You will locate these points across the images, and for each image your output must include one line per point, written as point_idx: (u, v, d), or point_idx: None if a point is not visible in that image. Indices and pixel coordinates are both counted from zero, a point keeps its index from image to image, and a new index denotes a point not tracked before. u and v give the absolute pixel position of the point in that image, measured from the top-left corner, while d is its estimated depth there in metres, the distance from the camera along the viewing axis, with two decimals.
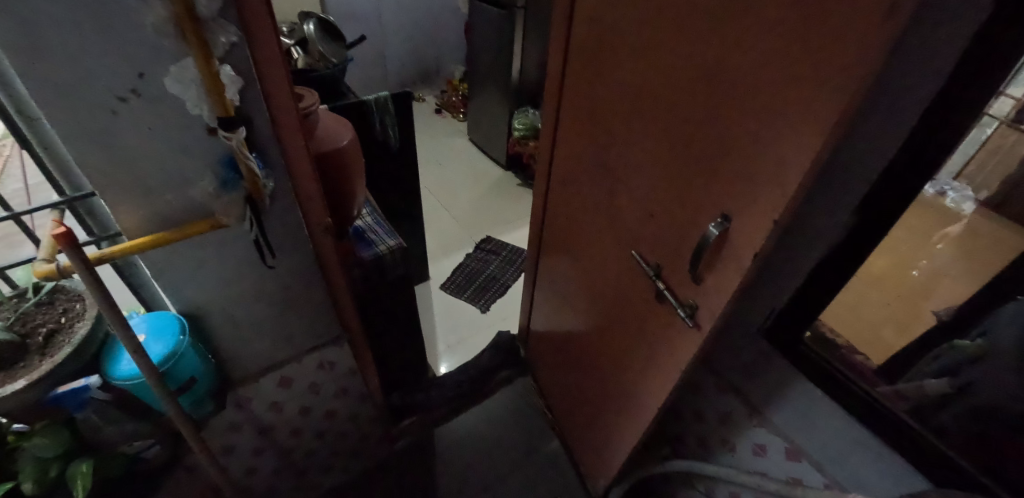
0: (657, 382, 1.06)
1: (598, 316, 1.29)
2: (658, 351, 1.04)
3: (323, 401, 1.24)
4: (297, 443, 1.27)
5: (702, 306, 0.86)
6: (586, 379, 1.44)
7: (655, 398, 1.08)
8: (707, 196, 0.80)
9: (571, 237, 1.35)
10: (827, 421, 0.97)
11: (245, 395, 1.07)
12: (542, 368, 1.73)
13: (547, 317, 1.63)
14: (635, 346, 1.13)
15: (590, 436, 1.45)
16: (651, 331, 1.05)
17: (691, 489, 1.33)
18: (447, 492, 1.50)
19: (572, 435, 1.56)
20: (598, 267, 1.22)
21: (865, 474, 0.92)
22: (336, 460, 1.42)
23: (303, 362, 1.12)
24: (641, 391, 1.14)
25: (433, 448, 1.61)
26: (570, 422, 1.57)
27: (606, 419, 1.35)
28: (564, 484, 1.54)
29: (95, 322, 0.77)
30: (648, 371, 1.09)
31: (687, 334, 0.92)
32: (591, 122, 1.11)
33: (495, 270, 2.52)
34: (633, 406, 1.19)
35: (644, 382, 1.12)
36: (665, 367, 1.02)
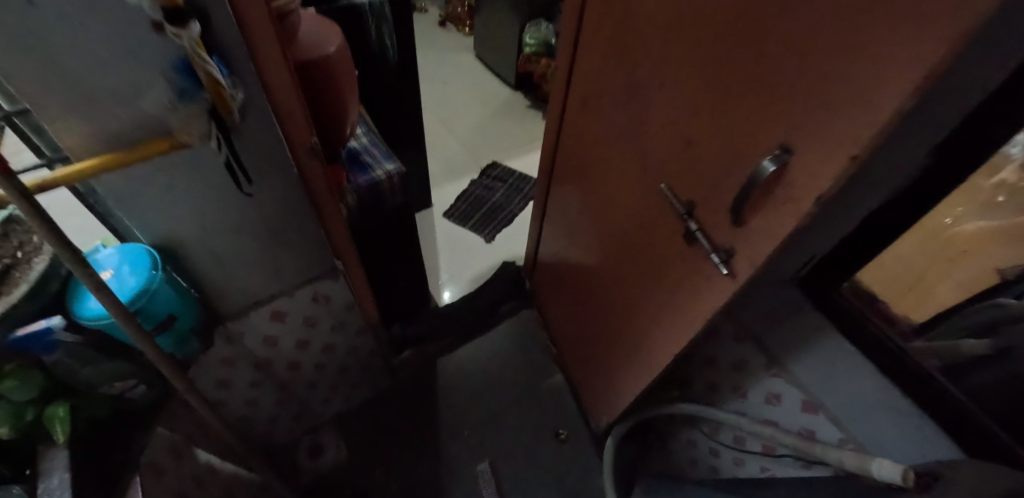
0: (674, 329, 0.98)
1: (614, 255, 1.19)
2: (678, 296, 0.95)
3: (319, 334, 1.19)
4: (298, 374, 1.25)
5: (738, 253, 0.75)
6: (594, 316, 1.38)
7: (670, 345, 1.01)
8: (760, 122, 0.65)
9: (588, 167, 1.21)
10: (854, 379, 0.91)
11: (235, 330, 1.01)
12: (547, 301, 1.68)
13: (557, 251, 1.54)
14: (654, 290, 1.04)
15: (597, 372, 1.42)
16: (673, 275, 0.95)
17: (693, 428, 1.35)
18: (449, 420, 1.52)
19: (577, 371, 1.54)
20: (618, 200, 1.10)
21: (882, 435, 0.88)
22: (338, 390, 1.41)
23: (295, 295, 1.05)
24: (655, 336, 1.07)
25: (434, 379, 1.61)
26: (576, 358, 1.54)
27: (614, 358, 1.30)
28: (567, 416, 1.55)
29: (52, 260, 0.69)
30: (665, 315, 1.02)
31: (716, 281, 0.82)
32: (620, 30, 0.92)
33: (500, 198, 2.39)
34: (644, 350, 1.13)
35: (659, 327, 1.05)
36: (684, 313, 0.94)
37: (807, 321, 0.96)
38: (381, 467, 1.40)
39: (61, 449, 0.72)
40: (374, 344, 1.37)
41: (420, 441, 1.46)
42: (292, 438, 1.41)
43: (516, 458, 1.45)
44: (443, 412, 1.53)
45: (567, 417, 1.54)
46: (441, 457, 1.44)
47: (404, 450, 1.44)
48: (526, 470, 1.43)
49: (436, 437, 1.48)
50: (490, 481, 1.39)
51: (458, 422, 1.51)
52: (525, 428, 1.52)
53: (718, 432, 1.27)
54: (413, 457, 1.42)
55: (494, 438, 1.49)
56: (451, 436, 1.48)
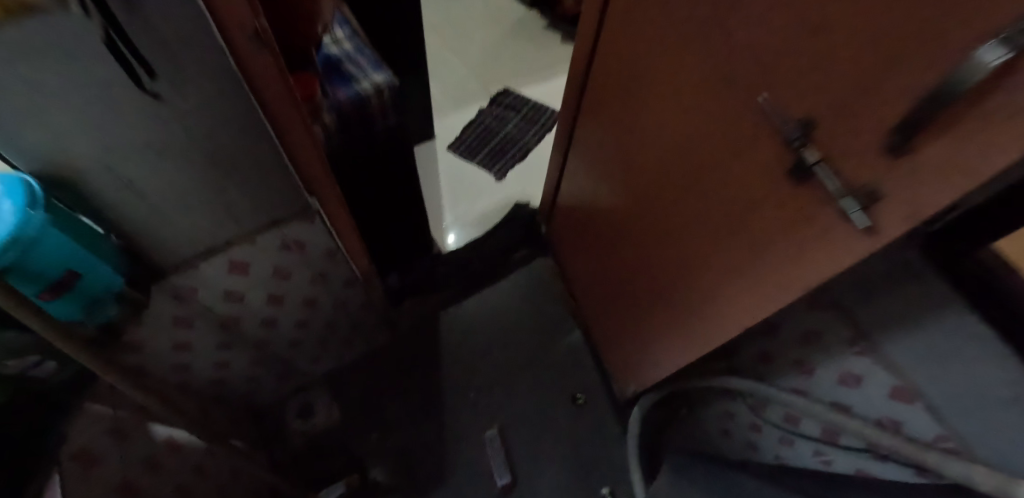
0: (747, 299, 0.75)
1: (660, 202, 0.92)
2: (759, 259, 0.70)
3: (296, 287, 0.98)
4: (276, 331, 1.05)
5: (888, 197, 0.49)
6: (625, 275, 1.15)
7: (738, 318, 0.78)
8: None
9: (633, 78, 0.90)
10: (970, 365, 0.69)
11: (183, 285, 0.79)
12: (567, 249, 1.45)
13: (583, 195, 1.27)
14: (719, 248, 0.79)
15: (623, 338, 1.21)
16: (756, 231, 0.69)
17: (733, 400, 1.18)
18: (453, 380, 1.34)
19: (599, 332, 1.33)
20: (678, 122, 0.80)
21: (994, 438, 0.68)
22: (327, 348, 1.23)
23: (258, 242, 0.82)
24: (715, 305, 0.84)
25: (437, 334, 1.41)
26: (597, 319, 1.33)
27: (649, 326, 1.09)
28: (586, 379, 1.36)
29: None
30: (733, 281, 0.78)
31: (835, 240, 0.56)
32: None
33: (513, 130, 2.08)
34: (694, 320, 0.91)
35: (723, 295, 0.81)
36: (767, 280, 0.69)
37: (931, 295, 0.71)
38: (377, 431, 1.24)
39: None
40: (365, 296, 1.16)
41: (420, 403, 1.29)
42: (278, 398, 1.26)
43: (527, 423, 1.29)
44: (447, 371, 1.35)
45: (586, 379, 1.35)
46: (443, 421, 1.27)
47: (402, 413, 1.28)
48: (539, 437, 1.27)
49: (438, 398, 1.31)
50: (499, 448, 1.23)
51: (463, 382, 1.34)
52: (540, 391, 1.34)
53: (766, 408, 1.09)
54: (412, 421, 1.26)
55: (503, 401, 1.31)
56: (455, 397, 1.31)
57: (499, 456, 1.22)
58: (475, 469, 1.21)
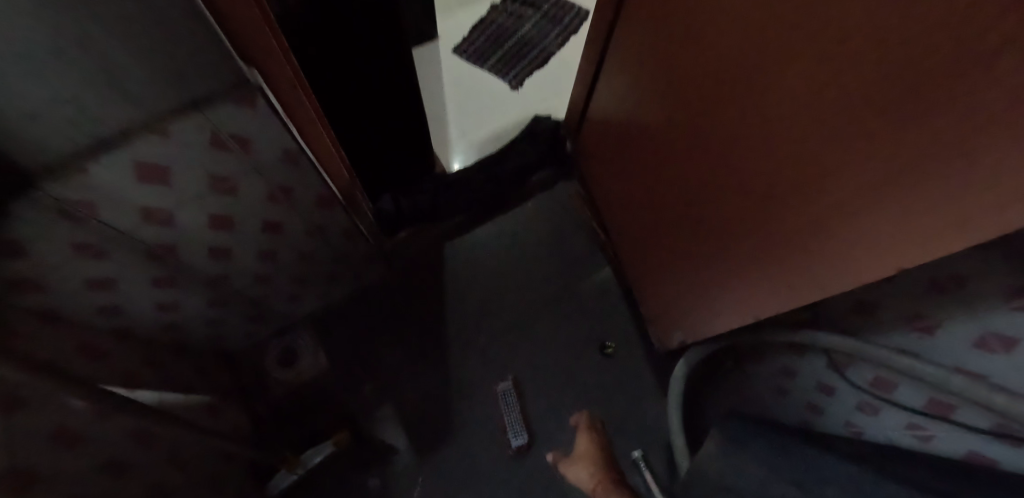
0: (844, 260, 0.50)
1: (717, 114, 0.63)
2: (867, 203, 0.43)
3: (250, 207, 0.73)
4: (235, 264, 0.82)
5: None
6: (673, 209, 0.89)
7: (825, 282, 0.54)
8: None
9: None
10: None
11: (71, 199, 0.54)
12: (599, 171, 1.17)
13: (622, 102, 0.96)
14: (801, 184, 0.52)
15: (669, 284, 0.98)
16: (863, 161, 0.41)
17: (803, 356, 0.95)
18: (459, 325, 1.13)
19: (638, 271, 1.09)
20: None
21: None
22: (306, 286, 1.01)
23: (171, 136, 0.55)
24: (792, 263, 0.59)
25: (440, 270, 1.19)
26: (637, 256, 1.08)
27: (704, 274, 0.85)
28: (617, 325, 1.14)
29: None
30: (821, 230, 0.51)
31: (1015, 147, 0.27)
32: None
33: (529, 29, 1.71)
34: (763, 276, 0.67)
35: (804, 248, 0.56)
36: (877, 238, 0.43)
37: None
38: (371, 381, 1.06)
39: None
40: (347, 221, 0.92)
41: (421, 350, 1.10)
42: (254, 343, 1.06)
43: (548, 376, 1.09)
44: (452, 314, 1.14)
45: (619, 327, 1.13)
46: (449, 370, 1.08)
47: (401, 360, 1.08)
48: (562, 392, 1.07)
49: (443, 344, 1.10)
50: (513, 404, 1.04)
51: (471, 327, 1.13)
52: (562, 339, 1.13)
53: (849, 368, 0.86)
54: (412, 370, 1.07)
55: (520, 350, 1.11)
56: (462, 344, 1.11)
57: (514, 412, 1.03)
58: (487, 427, 1.03)
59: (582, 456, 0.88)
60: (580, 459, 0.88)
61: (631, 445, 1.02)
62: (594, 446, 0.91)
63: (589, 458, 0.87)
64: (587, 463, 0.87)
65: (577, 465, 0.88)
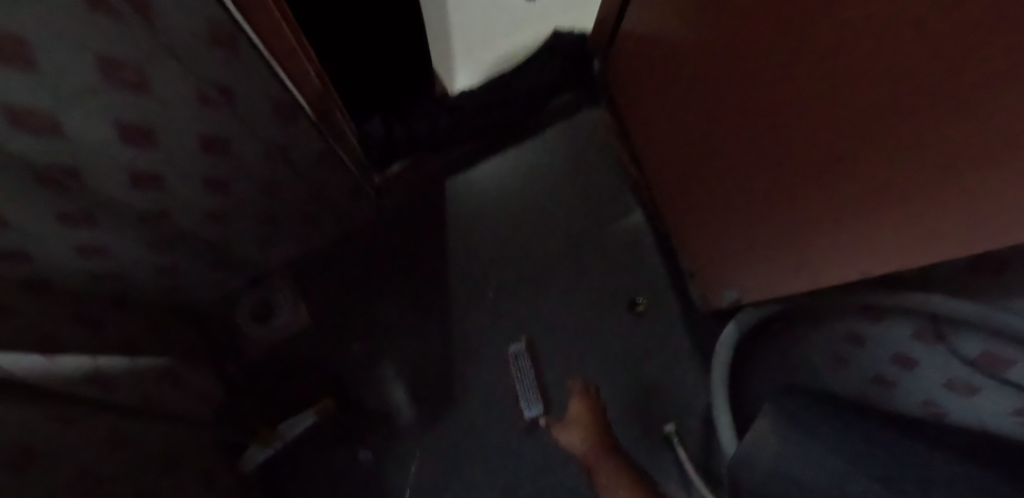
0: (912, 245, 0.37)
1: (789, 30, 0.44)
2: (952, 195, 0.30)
3: (175, 108, 0.52)
4: (173, 193, 0.62)
5: None
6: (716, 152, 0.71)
7: (950, 241, 0.33)
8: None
9: None
10: None
11: None
12: (633, 93, 0.94)
13: (654, 18, 0.75)
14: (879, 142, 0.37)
15: (712, 234, 0.82)
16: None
17: (894, 315, 0.69)
18: (463, 276, 0.94)
19: (678, 218, 0.89)
20: None
21: None
22: (276, 226, 0.82)
23: None
24: (918, 199, 0.35)
25: (439, 211, 0.98)
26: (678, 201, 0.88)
27: (750, 225, 0.70)
28: (651, 278, 0.94)
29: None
30: (910, 209, 0.37)
31: None
32: None
33: None
34: (851, 220, 0.46)
35: (880, 219, 0.42)
36: None
37: None
38: (359, 339, 0.89)
39: None
40: (318, 140, 0.71)
41: (416, 304, 0.91)
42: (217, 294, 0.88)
43: (567, 336, 0.90)
44: (453, 261, 0.94)
45: (653, 280, 0.93)
46: (449, 327, 0.90)
47: (393, 315, 0.91)
48: (585, 356, 0.89)
49: (443, 297, 0.92)
50: (526, 369, 0.86)
51: (476, 276, 0.93)
52: (585, 293, 0.93)
53: (951, 336, 0.59)
54: (407, 326, 0.90)
55: (534, 305, 0.92)
56: (466, 298, 0.92)
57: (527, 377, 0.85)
58: (495, 394, 0.86)
59: (575, 420, 0.75)
60: (572, 420, 0.76)
61: (666, 417, 0.86)
62: (591, 408, 0.78)
63: (582, 421, 0.75)
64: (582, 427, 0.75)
65: (569, 428, 0.76)
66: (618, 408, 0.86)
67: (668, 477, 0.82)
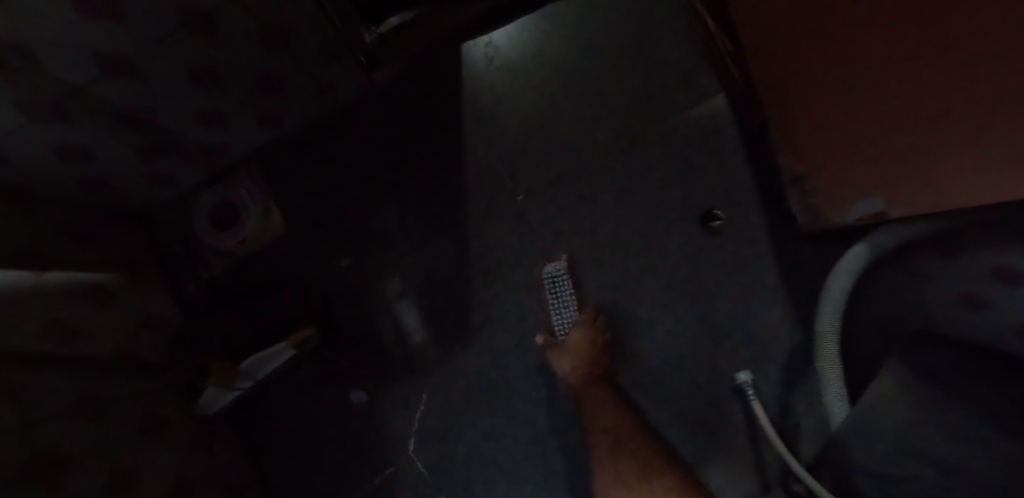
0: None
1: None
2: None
3: None
4: (43, 18, 0.37)
5: None
6: (853, 64, 0.39)
7: None
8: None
9: None
10: None
11: None
12: None
13: None
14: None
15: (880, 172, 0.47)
16: None
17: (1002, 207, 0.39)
18: (480, 177, 0.70)
19: (779, 116, 0.58)
20: None
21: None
22: (224, 95, 0.58)
23: None
24: None
25: (449, 90, 0.72)
26: (798, 115, 0.54)
27: (951, 171, 0.39)
28: (731, 184, 0.69)
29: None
30: None
31: None
32: None
33: None
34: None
35: None
36: None
37: None
38: (349, 257, 0.70)
39: None
40: None
41: (422, 212, 0.70)
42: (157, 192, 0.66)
43: (616, 256, 0.69)
44: (469, 156, 0.71)
45: (732, 187, 0.69)
46: (465, 242, 0.69)
47: (393, 225, 0.70)
48: (635, 284, 0.69)
49: (458, 203, 0.70)
50: (567, 299, 0.66)
51: (501, 177, 0.70)
52: (641, 204, 0.70)
53: None
54: (407, 243, 0.69)
55: (575, 217, 0.70)
56: (488, 207, 0.69)
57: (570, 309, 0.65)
58: (522, 329, 0.67)
59: (573, 349, 0.60)
60: (571, 347, 0.60)
61: (739, 363, 0.66)
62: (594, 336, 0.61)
63: (580, 350, 0.59)
64: (580, 357, 0.59)
65: (565, 356, 0.60)
66: (652, 343, 0.68)
67: (735, 435, 0.65)
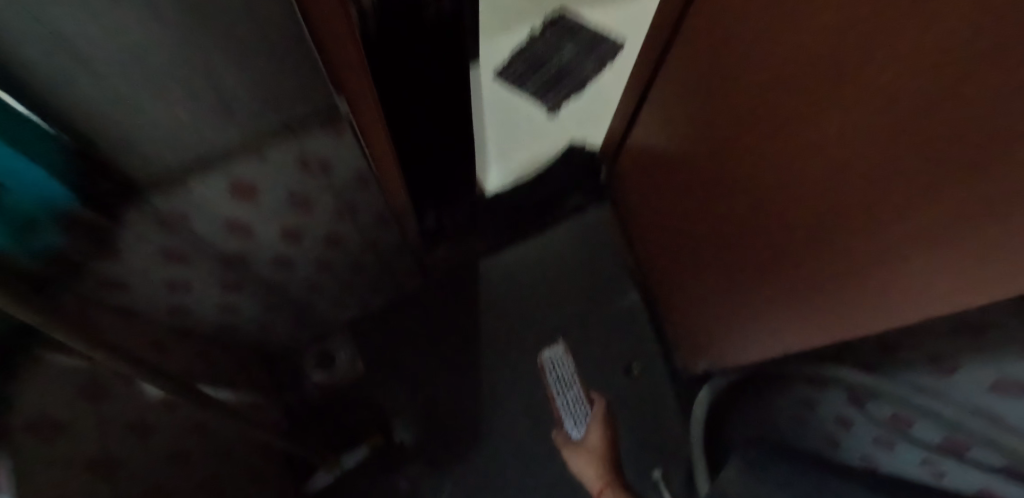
0: (933, 280, 0.42)
1: (762, 143, 0.63)
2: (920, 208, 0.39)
3: (319, 222, 0.76)
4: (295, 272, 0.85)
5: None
6: (722, 296, 0.89)
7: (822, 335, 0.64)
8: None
9: None
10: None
11: (174, 212, 0.58)
12: (633, 196, 1.19)
13: (653, 145, 1.03)
14: (855, 206, 0.48)
15: (728, 330, 0.91)
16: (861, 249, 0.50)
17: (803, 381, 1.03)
18: (490, 339, 1.15)
19: (674, 307, 1.09)
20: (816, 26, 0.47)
21: None
22: (351, 294, 1.04)
23: (271, 160, 0.59)
24: (802, 315, 0.67)
25: (474, 287, 1.20)
26: (695, 291, 0.99)
27: (735, 345, 0.90)
28: (642, 346, 1.15)
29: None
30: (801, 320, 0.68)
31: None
32: None
33: (568, 56, 1.66)
34: (772, 324, 0.76)
35: (790, 328, 0.72)
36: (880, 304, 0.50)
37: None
38: (404, 389, 1.09)
39: None
40: (398, 233, 0.95)
41: (451, 362, 1.12)
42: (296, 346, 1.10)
43: None
44: (482, 326, 1.16)
45: (644, 347, 1.15)
46: (478, 382, 1.10)
47: (432, 369, 1.11)
48: None
49: (473, 355, 1.13)
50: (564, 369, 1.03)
51: (501, 339, 1.15)
52: (589, 357, 1.14)
53: (866, 402, 0.91)
54: (441, 380, 1.10)
55: None
56: (482, 362, 1.12)
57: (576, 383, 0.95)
58: (513, 438, 1.05)
59: (590, 450, 0.80)
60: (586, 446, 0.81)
61: (652, 462, 1.04)
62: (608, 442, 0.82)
63: (592, 450, 0.81)
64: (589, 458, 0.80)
65: (581, 454, 0.81)
66: None
67: None
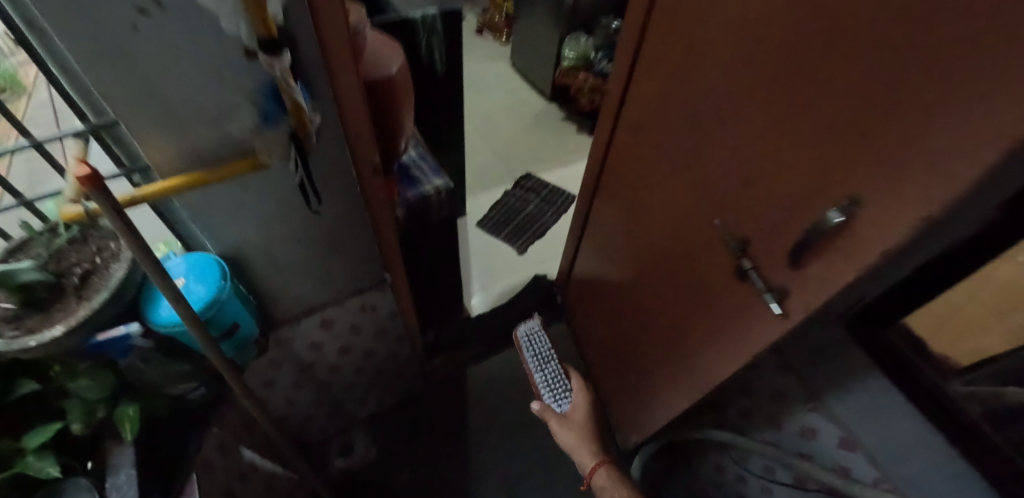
0: (737, 340, 0.90)
1: (661, 279, 1.16)
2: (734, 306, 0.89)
3: (362, 340, 1.20)
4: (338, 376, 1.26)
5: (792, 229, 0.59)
6: (639, 375, 1.36)
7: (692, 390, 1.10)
8: (817, 96, 0.58)
9: (639, 176, 1.14)
10: (898, 423, 0.87)
11: (286, 335, 1.03)
12: (579, 317, 1.68)
13: (589, 275, 1.56)
14: (708, 311, 0.99)
15: (642, 401, 1.35)
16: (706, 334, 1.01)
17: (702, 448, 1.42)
18: (475, 428, 1.50)
19: (613, 394, 1.53)
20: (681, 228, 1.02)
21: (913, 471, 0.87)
22: (372, 393, 1.42)
23: (344, 304, 1.07)
24: (681, 379, 1.15)
25: (464, 388, 1.58)
26: (623, 375, 1.44)
27: (647, 412, 1.33)
28: None
29: (31, 268, 0.66)
30: (680, 383, 1.15)
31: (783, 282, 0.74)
32: (677, 49, 0.88)
33: (534, 209, 2.25)
34: (666, 390, 1.22)
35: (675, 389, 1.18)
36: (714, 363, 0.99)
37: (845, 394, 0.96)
38: (408, 470, 1.41)
39: (127, 446, 0.76)
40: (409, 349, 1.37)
41: (445, 448, 1.46)
42: (326, 436, 1.44)
43: (538, 470, 1.43)
44: (469, 418, 1.52)
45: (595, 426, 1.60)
46: (465, 464, 1.43)
47: (431, 454, 1.44)
48: (552, 484, 1.41)
49: (462, 442, 1.47)
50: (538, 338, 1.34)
51: (483, 429, 1.50)
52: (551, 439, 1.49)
53: (745, 461, 1.28)
54: (437, 463, 1.43)
55: (518, 447, 1.47)
56: (468, 445, 1.46)
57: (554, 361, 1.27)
58: None
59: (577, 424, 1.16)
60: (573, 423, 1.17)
61: None
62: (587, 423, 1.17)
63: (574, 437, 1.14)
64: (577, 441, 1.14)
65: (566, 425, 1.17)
66: None
67: None
